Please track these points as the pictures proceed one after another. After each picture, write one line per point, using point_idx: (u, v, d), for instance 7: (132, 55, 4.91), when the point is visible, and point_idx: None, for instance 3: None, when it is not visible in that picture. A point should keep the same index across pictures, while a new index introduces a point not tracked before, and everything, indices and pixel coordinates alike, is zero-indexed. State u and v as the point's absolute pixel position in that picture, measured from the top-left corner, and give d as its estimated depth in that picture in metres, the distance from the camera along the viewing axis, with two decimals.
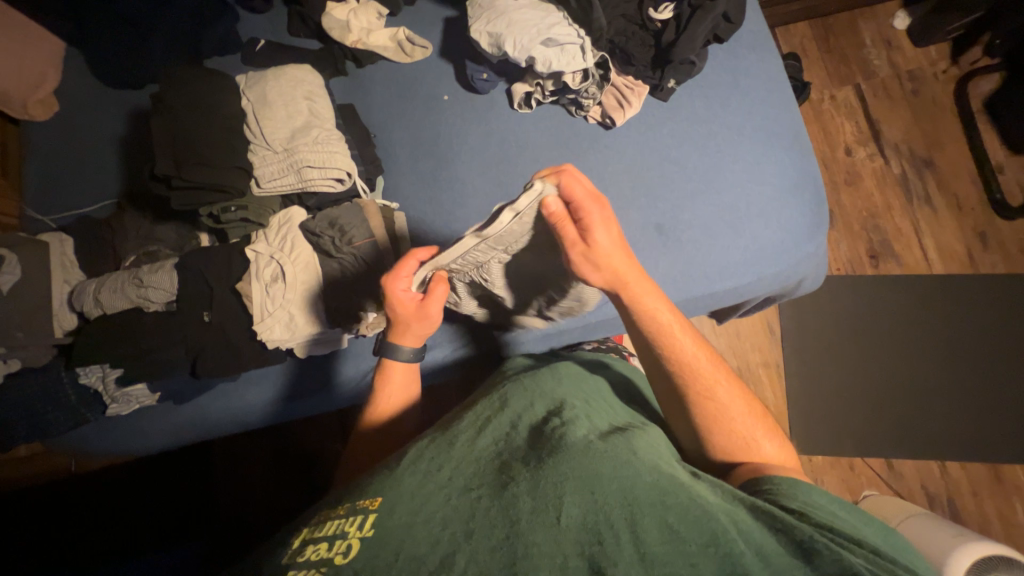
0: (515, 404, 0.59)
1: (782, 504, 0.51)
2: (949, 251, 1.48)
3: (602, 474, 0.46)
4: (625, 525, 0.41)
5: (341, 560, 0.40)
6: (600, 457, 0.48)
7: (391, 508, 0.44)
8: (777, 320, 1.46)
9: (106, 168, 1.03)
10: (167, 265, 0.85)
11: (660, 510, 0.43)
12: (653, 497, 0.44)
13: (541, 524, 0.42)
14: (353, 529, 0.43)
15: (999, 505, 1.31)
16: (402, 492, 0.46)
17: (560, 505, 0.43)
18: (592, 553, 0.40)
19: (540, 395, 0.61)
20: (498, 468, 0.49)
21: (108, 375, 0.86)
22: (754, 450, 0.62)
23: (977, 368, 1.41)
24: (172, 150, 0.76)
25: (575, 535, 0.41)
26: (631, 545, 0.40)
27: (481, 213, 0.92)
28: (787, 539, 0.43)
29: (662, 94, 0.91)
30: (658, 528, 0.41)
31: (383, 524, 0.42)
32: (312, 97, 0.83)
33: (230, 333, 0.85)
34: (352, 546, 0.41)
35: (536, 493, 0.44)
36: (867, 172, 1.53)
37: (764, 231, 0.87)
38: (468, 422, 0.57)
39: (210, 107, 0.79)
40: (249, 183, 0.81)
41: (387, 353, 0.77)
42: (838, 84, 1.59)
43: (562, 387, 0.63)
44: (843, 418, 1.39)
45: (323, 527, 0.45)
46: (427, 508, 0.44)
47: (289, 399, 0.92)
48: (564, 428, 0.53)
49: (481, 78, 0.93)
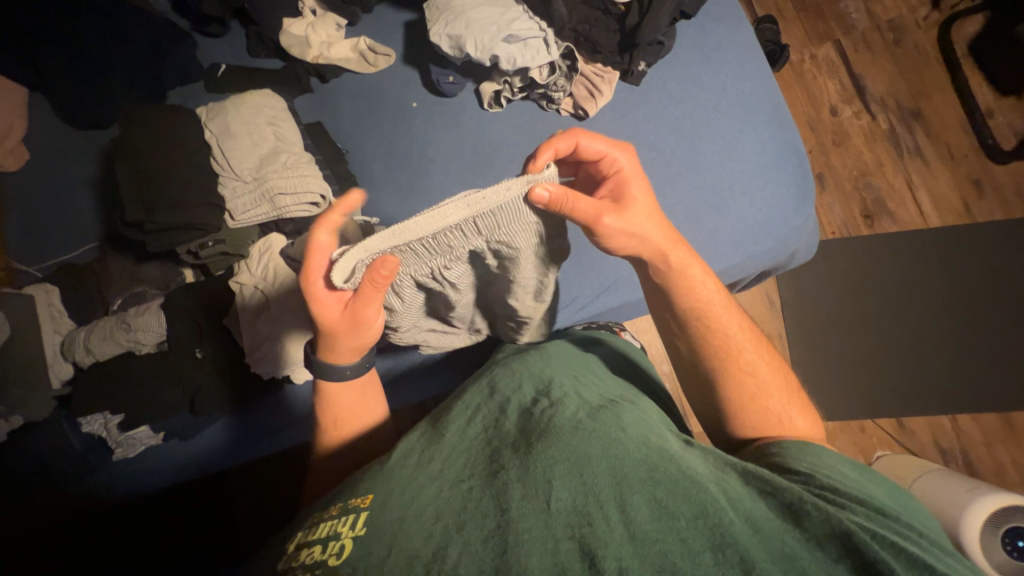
0: (504, 387, 0.58)
1: (789, 467, 0.52)
2: (944, 202, 1.45)
3: (592, 453, 0.45)
4: (614, 505, 0.41)
5: (335, 562, 0.40)
6: (589, 436, 0.47)
7: (381, 507, 0.44)
8: (776, 290, 1.44)
9: (83, 212, 1.01)
10: (153, 307, 0.85)
11: (649, 487, 0.42)
12: (643, 473, 0.43)
13: (531, 511, 0.41)
14: (346, 529, 0.43)
15: (1012, 453, 1.31)
16: (393, 488, 0.46)
17: (549, 489, 0.42)
18: (582, 535, 0.40)
19: (529, 375, 0.59)
20: (488, 455, 0.48)
21: (110, 421, 0.86)
22: (784, 424, 0.62)
23: (982, 317, 1.39)
24: (140, 193, 0.75)
25: (565, 518, 0.41)
26: (621, 524, 0.40)
27: None
28: (781, 503, 0.43)
29: (634, 79, 0.88)
30: (647, 505, 0.41)
31: (376, 521, 0.43)
32: (275, 122, 0.82)
33: (226, 369, 0.85)
34: (345, 547, 0.41)
35: (525, 479, 0.43)
36: (855, 131, 1.50)
37: (750, 210, 0.85)
38: (457, 411, 0.56)
39: (173, 143, 0.78)
40: (224, 218, 0.80)
41: (325, 373, 0.69)
42: (818, 42, 1.55)
43: (551, 366, 0.61)
44: (850, 382, 1.39)
45: (316, 529, 0.45)
46: (419, 502, 0.44)
47: (292, 424, 0.92)
48: (554, 408, 0.51)
49: (447, 82, 0.92)
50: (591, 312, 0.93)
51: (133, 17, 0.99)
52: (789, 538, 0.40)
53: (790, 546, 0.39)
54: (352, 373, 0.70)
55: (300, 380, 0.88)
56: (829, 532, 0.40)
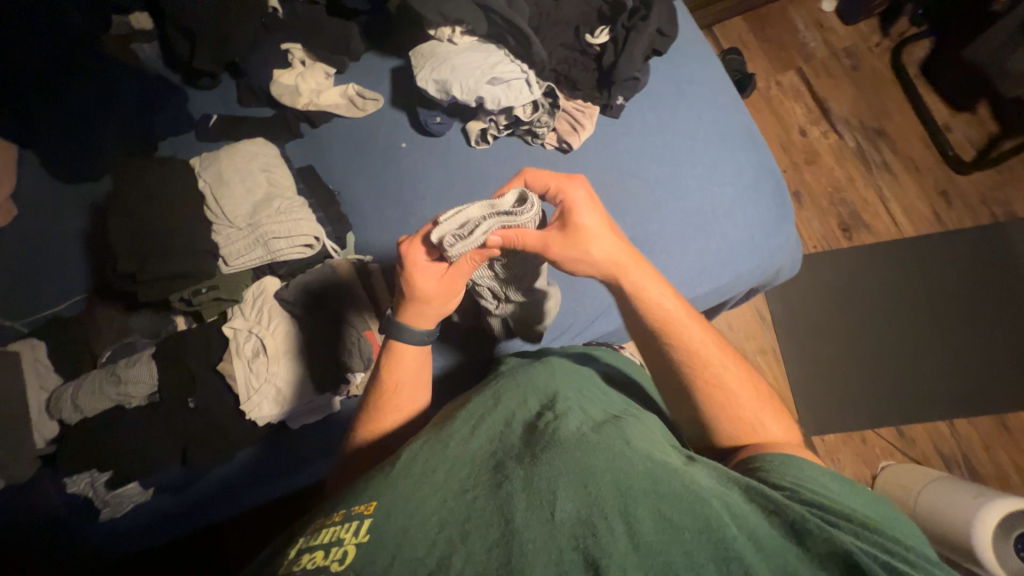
0: (509, 399, 0.57)
1: (772, 482, 0.53)
2: (916, 212, 1.52)
3: (597, 465, 0.44)
4: (618, 517, 0.40)
5: (338, 568, 0.39)
6: (593, 449, 0.46)
7: (385, 513, 0.43)
8: (765, 305, 1.47)
9: (71, 265, 1.01)
10: (143, 357, 0.83)
11: (654, 499, 0.42)
12: (647, 485, 0.43)
13: (535, 521, 0.40)
14: (349, 535, 0.42)
15: (1012, 455, 1.31)
16: (397, 495, 0.45)
17: (554, 500, 0.41)
18: (587, 546, 0.39)
19: (531, 388, 0.59)
20: (492, 464, 0.47)
21: (98, 480, 0.83)
22: (761, 433, 0.63)
23: (964, 321, 1.43)
24: (133, 245, 0.76)
25: (570, 530, 0.40)
26: (625, 536, 0.39)
27: None
28: (781, 519, 0.42)
29: (612, 112, 0.92)
30: (651, 517, 0.40)
31: (381, 528, 0.41)
32: (269, 168, 0.84)
33: (218, 417, 0.82)
34: (348, 553, 0.40)
35: (530, 489, 0.42)
36: (824, 149, 1.58)
37: (733, 230, 0.88)
38: (460, 420, 0.55)
39: (166, 193, 0.79)
40: (217, 264, 0.80)
41: (395, 334, 0.70)
42: (781, 70, 1.65)
43: (556, 379, 0.61)
44: (845, 393, 1.39)
45: (319, 533, 0.43)
46: (425, 511, 0.43)
47: (279, 473, 0.87)
48: (559, 421, 0.51)
49: (434, 122, 0.95)
50: (588, 334, 0.92)
51: (124, 75, 1.03)
52: (799, 564, 0.39)
53: (792, 564, 0.39)
54: (424, 339, 0.71)
55: (296, 424, 0.86)
56: (828, 551, 0.39)
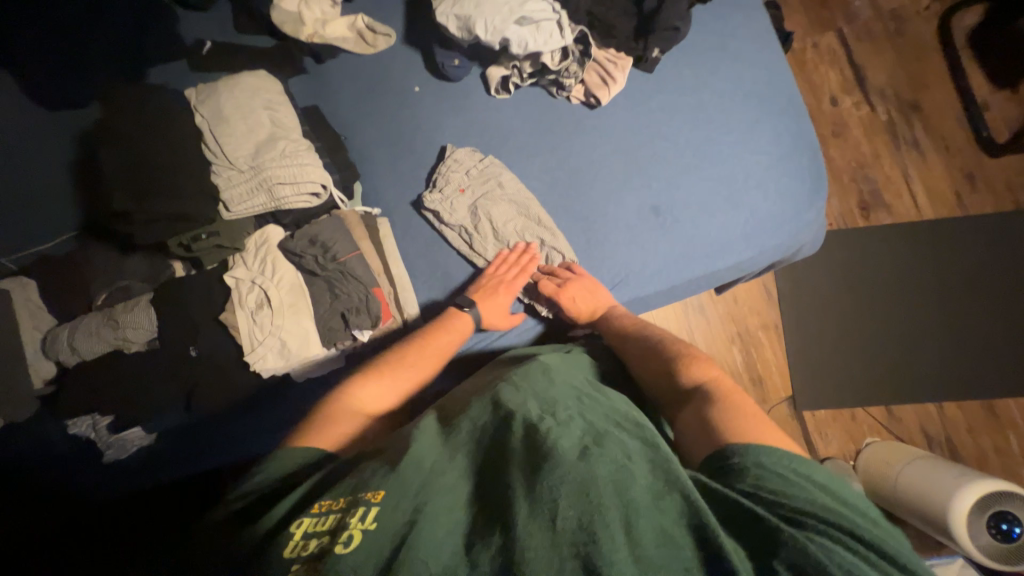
0: (508, 399, 0.55)
1: (762, 492, 0.45)
2: (938, 195, 1.47)
3: (599, 474, 0.43)
4: (620, 527, 0.40)
5: (342, 551, 0.41)
6: (596, 459, 0.45)
7: (393, 503, 0.44)
8: (774, 281, 1.45)
9: (51, 199, 0.91)
10: (142, 303, 0.80)
11: (655, 513, 0.42)
12: (648, 500, 0.43)
13: (537, 530, 0.40)
14: (354, 520, 0.43)
15: (992, 438, 1.36)
16: (405, 488, 0.45)
17: (555, 507, 0.41)
18: (587, 554, 0.38)
19: (533, 394, 0.56)
20: (492, 470, 0.47)
21: (99, 423, 0.82)
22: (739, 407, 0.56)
23: (968, 307, 1.43)
24: (129, 178, 0.71)
25: (570, 537, 0.39)
26: (627, 546, 0.39)
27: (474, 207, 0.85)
28: (753, 527, 0.42)
29: (646, 66, 0.86)
30: (652, 530, 0.40)
31: (384, 519, 0.43)
32: (272, 105, 0.77)
33: (222, 367, 0.79)
34: (353, 536, 0.42)
35: (532, 498, 0.42)
36: (854, 122, 1.50)
37: (764, 203, 0.85)
38: (462, 429, 0.53)
39: (163, 129, 0.73)
40: (218, 208, 0.75)
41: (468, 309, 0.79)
42: (820, 30, 1.53)
43: (555, 387, 0.59)
44: (842, 372, 1.41)
45: (325, 517, 0.45)
46: (431, 506, 0.44)
47: (288, 423, 0.86)
48: (561, 428, 0.49)
49: (452, 65, 0.87)
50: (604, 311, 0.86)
51: None
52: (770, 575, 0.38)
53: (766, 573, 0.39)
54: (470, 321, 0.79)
55: (300, 378, 0.82)
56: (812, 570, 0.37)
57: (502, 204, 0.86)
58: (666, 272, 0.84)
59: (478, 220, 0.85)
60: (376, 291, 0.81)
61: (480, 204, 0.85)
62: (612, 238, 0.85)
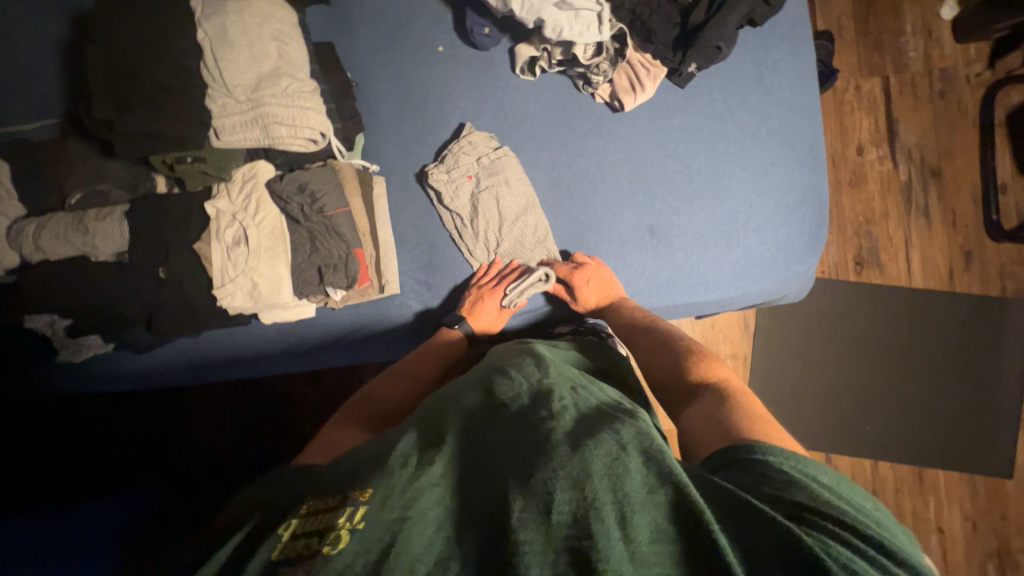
0: (503, 392, 0.54)
1: (768, 496, 0.43)
2: (933, 266, 1.48)
3: (594, 466, 0.41)
4: (615, 523, 0.38)
5: (329, 551, 0.39)
6: (591, 451, 0.42)
7: (382, 500, 0.41)
8: (754, 315, 1.46)
9: (32, 80, 0.86)
10: (116, 213, 0.77)
11: (651, 508, 0.40)
12: (644, 494, 0.40)
13: (532, 522, 0.39)
14: (342, 519, 0.40)
15: (913, 503, 1.43)
16: (392, 484, 0.43)
17: (549, 500, 0.40)
18: (580, 547, 0.38)
19: (529, 387, 0.55)
20: (484, 463, 0.46)
21: (58, 324, 0.79)
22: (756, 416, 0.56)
23: (929, 377, 1.47)
24: (110, 87, 0.68)
25: (564, 531, 0.38)
26: (622, 543, 0.38)
27: (473, 195, 0.84)
28: (756, 528, 0.39)
29: (679, 80, 0.83)
30: (649, 525, 0.39)
31: (375, 516, 0.40)
32: (281, 37, 0.73)
33: (189, 296, 0.77)
34: (340, 538, 0.39)
35: (526, 491, 0.41)
36: (874, 176, 1.48)
37: (758, 247, 0.85)
38: (454, 417, 0.52)
39: (165, 40, 0.69)
40: (207, 135, 0.71)
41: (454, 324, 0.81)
42: (867, 74, 1.48)
43: (551, 376, 0.56)
44: (796, 414, 1.45)
45: (311, 516, 0.43)
46: (422, 502, 0.42)
47: (251, 357, 0.87)
48: (554, 420, 0.48)
49: (482, 33, 0.82)
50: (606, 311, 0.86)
51: None
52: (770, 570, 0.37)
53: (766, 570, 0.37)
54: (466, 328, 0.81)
55: (267, 322, 0.81)
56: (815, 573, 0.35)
57: (509, 198, 0.84)
58: (646, 293, 0.85)
59: (476, 211, 0.84)
60: (356, 252, 0.79)
61: (481, 196, 0.83)
62: (603, 248, 0.85)
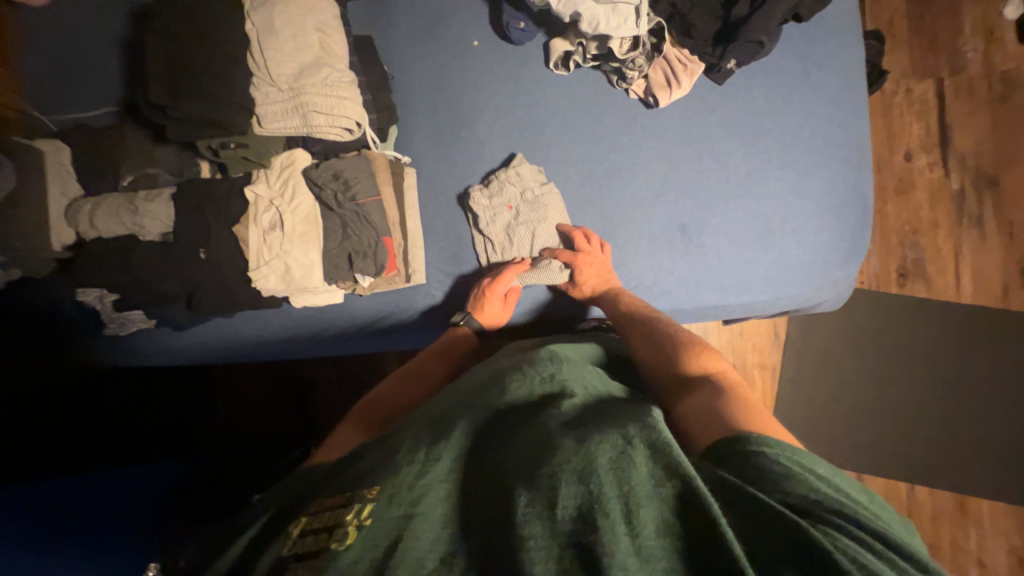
0: (512, 384, 0.53)
1: (777, 492, 0.41)
2: (984, 281, 1.39)
3: (599, 461, 0.40)
4: (622, 520, 0.37)
5: (337, 547, 0.39)
6: (597, 446, 0.41)
7: (388, 498, 0.42)
8: (786, 325, 1.41)
9: (93, 70, 0.91)
10: (164, 195, 0.81)
11: (659, 505, 0.38)
12: (651, 489, 0.39)
13: (536, 518, 0.38)
14: (352, 516, 0.41)
15: (953, 532, 1.34)
16: (397, 481, 0.43)
17: (554, 496, 0.39)
18: (585, 543, 0.37)
19: (538, 378, 0.53)
20: (491, 457, 0.46)
21: (106, 298, 0.83)
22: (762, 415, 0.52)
23: (975, 398, 1.38)
24: (170, 75, 0.71)
25: (569, 527, 0.38)
26: (628, 539, 0.37)
27: (507, 228, 0.84)
28: (768, 528, 0.37)
29: (718, 76, 0.81)
30: (655, 522, 0.38)
31: (382, 513, 0.41)
32: (323, 28, 0.75)
33: (226, 276, 0.79)
34: (348, 534, 0.40)
35: (532, 488, 0.40)
36: (923, 183, 1.40)
37: (795, 250, 0.82)
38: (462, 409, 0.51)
39: (217, 30, 0.72)
40: (251, 122, 0.74)
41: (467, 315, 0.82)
42: (920, 76, 1.41)
43: (561, 370, 0.55)
44: (826, 429, 1.39)
45: (320, 513, 0.44)
46: (429, 498, 0.42)
47: (280, 339, 0.89)
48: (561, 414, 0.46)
49: (517, 27, 0.83)
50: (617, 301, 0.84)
51: None
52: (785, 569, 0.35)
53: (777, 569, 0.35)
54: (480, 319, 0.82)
55: (298, 305, 0.84)
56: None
57: (545, 236, 0.85)
58: (674, 294, 0.83)
59: (511, 242, 0.84)
60: (385, 240, 0.80)
61: (517, 229, 0.84)
62: (631, 246, 0.83)
